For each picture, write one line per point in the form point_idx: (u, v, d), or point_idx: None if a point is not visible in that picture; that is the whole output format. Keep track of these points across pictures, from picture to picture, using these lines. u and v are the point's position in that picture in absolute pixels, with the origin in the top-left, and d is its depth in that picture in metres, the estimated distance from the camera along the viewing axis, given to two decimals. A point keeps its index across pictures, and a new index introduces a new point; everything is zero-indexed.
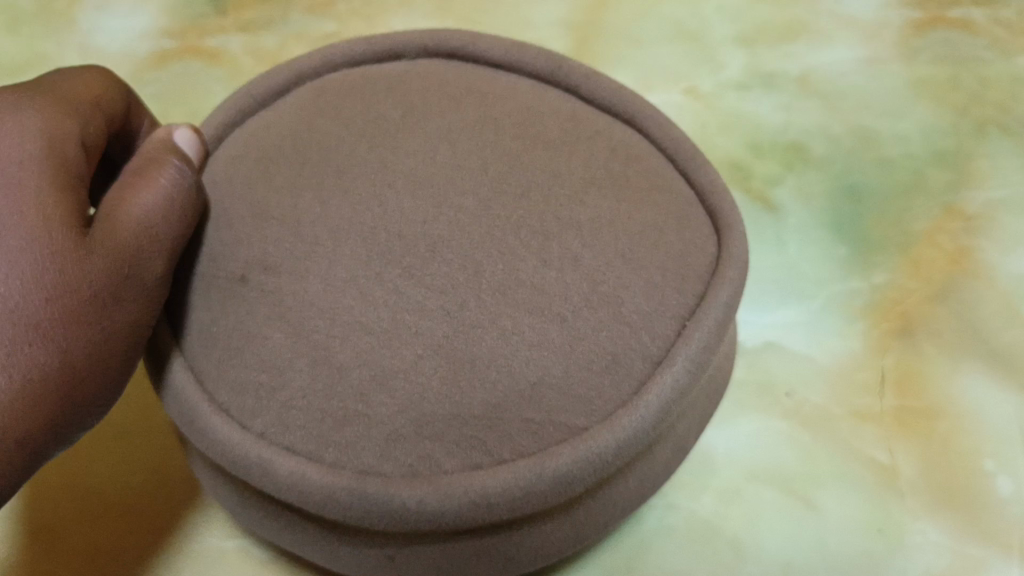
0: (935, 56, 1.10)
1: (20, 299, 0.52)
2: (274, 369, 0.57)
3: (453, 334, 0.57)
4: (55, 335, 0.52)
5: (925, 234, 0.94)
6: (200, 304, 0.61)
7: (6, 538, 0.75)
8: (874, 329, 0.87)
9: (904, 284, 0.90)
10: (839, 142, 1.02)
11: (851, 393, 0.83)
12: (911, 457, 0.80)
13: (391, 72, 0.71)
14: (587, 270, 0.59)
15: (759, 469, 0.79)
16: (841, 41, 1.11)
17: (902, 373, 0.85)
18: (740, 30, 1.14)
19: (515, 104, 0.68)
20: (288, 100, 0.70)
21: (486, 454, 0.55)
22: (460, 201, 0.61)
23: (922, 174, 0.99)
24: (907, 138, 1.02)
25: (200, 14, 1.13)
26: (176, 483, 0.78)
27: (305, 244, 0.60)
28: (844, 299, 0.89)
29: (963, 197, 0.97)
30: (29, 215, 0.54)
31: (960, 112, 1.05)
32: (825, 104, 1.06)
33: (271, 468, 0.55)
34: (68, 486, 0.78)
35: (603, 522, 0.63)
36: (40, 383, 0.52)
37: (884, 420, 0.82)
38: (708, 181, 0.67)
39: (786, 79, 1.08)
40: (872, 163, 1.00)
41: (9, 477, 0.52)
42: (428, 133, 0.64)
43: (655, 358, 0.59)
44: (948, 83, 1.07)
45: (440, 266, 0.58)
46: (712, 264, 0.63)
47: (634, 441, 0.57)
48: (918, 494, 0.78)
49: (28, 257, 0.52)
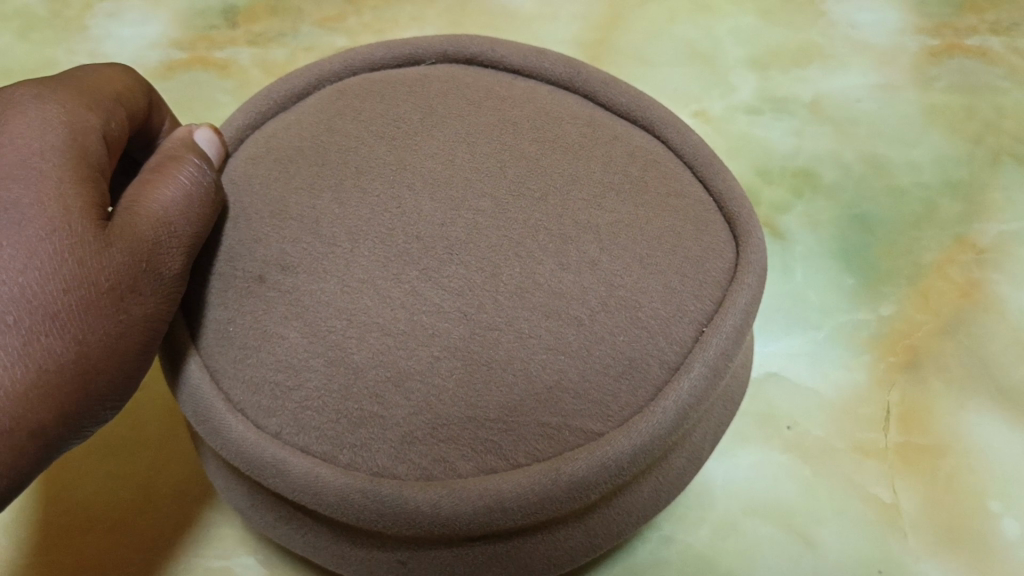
0: (950, 84, 1.13)
1: (38, 287, 0.51)
2: (290, 369, 0.57)
3: (469, 337, 0.56)
4: (72, 326, 0.52)
5: (934, 266, 0.95)
6: (216, 302, 0.61)
7: (20, 536, 0.76)
8: (881, 362, 0.88)
9: (913, 317, 0.91)
10: (850, 169, 1.04)
11: (856, 428, 0.84)
12: (916, 494, 0.80)
13: (411, 75, 0.71)
14: (605, 275, 0.59)
15: (757, 504, 0.80)
16: (857, 66, 1.14)
17: (907, 409, 0.85)
18: (752, 53, 1.16)
19: (534, 108, 0.68)
20: (308, 102, 0.70)
21: (502, 458, 0.55)
22: (478, 203, 0.61)
23: (934, 205, 1.01)
24: (919, 166, 1.04)
25: (211, 26, 1.15)
26: (188, 493, 0.78)
27: (323, 245, 0.60)
28: (851, 330, 0.91)
29: (975, 230, 0.99)
30: (49, 205, 0.54)
31: (974, 141, 1.07)
32: (836, 130, 1.08)
33: (285, 469, 0.55)
34: (82, 490, 0.79)
35: (618, 530, 0.63)
36: (56, 372, 0.52)
37: (887, 457, 0.83)
38: (727, 187, 0.67)
39: (798, 103, 1.11)
40: (885, 193, 1.02)
41: (21, 468, 0.52)
42: (447, 136, 0.64)
43: (672, 364, 0.58)
44: (963, 111, 1.10)
45: (457, 267, 0.58)
46: (730, 270, 0.63)
47: (651, 447, 0.56)
48: (920, 534, 0.78)
49: (47, 245, 0.52)
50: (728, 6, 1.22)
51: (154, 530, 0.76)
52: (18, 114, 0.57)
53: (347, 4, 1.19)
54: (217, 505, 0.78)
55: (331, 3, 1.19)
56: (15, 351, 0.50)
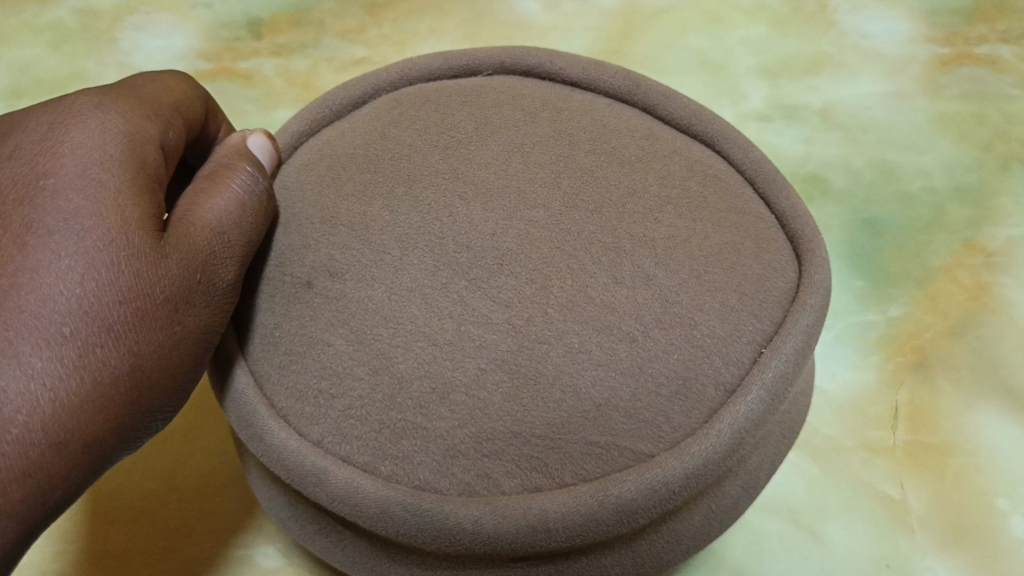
0: (960, 92, 1.08)
1: (96, 298, 0.52)
2: (335, 376, 0.56)
3: (517, 349, 0.55)
4: (127, 337, 0.52)
5: (943, 270, 0.92)
6: (265, 309, 0.60)
7: (71, 524, 0.78)
8: (888, 363, 0.85)
9: (921, 319, 0.88)
10: (859, 176, 1.01)
11: (862, 426, 0.82)
12: (922, 493, 0.78)
13: (468, 85, 0.70)
14: (660, 290, 0.57)
15: (767, 501, 0.78)
16: (868, 76, 1.10)
17: (914, 408, 0.83)
18: (762, 62, 1.13)
19: (591, 120, 0.66)
20: (363, 110, 0.70)
21: (547, 476, 0.53)
22: (531, 214, 0.59)
23: (943, 210, 0.97)
24: (929, 173, 1.00)
25: (236, 38, 1.16)
26: (232, 493, 0.80)
27: (372, 252, 0.59)
28: (859, 332, 0.88)
29: (984, 233, 0.95)
30: (109, 215, 0.54)
31: (983, 149, 1.03)
32: (845, 137, 1.04)
33: (326, 478, 0.54)
34: (131, 484, 0.81)
35: (666, 560, 0.60)
36: (111, 384, 0.52)
37: (895, 455, 0.80)
38: (791, 204, 0.64)
39: (808, 111, 1.07)
40: (894, 199, 0.98)
41: (75, 480, 0.52)
42: (501, 146, 0.63)
43: (728, 386, 0.55)
44: (973, 119, 1.06)
45: (508, 278, 0.57)
46: (792, 290, 0.60)
47: (705, 472, 0.53)
48: (927, 530, 0.76)
49: (106, 256, 0.52)
50: (739, 16, 1.18)
51: (197, 526, 0.78)
52: (78, 123, 0.57)
53: (366, 15, 1.20)
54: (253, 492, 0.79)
55: (352, 15, 1.20)
56: (71, 362, 0.50)
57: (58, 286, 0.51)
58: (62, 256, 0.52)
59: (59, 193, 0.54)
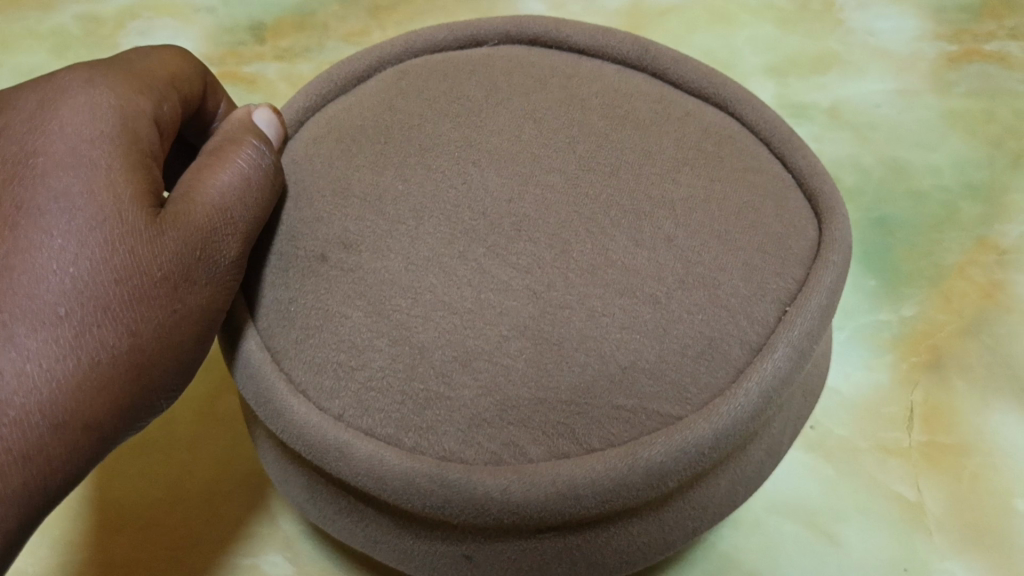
0: (969, 89, 1.07)
1: (90, 278, 0.50)
2: (354, 349, 0.55)
3: (539, 315, 0.54)
4: (124, 318, 0.51)
5: (956, 268, 0.91)
6: (275, 284, 0.59)
7: (71, 536, 0.77)
8: (903, 363, 0.85)
9: (935, 318, 0.87)
10: (869, 174, 1.00)
11: (877, 427, 0.81)
12: (940, 493, 0.77)
13: (474, 56, 0.69)
14: (681, 251, 0.56)
15: (780, 501, 0.77)
16: (874, 73, 1.10)
17: (930, 409, 0.82)
18: (769, 60, 1.12)
19: (602, 86, 0.65)
20: (368, 84, 0.69)
21: (575, 443, 0.52)
22: (547, 178, 0.58)
23: (955, 208, 0.96)
24: (939, 170, 1.00)
25: (239, 42, 1.15)
26: (234, 495, 0.78)
27: (387, 221, 0.58)
28: (872, 332, 0.87)
29: (996, 231, 0.94)
30: (101, 193, 0.52)
31: (994, 145, 1.02)
32: (855, 136, 1.03)
33: (348, 452, 0.52)
34: (130, 490, 0.79)
35: (693, 528, 0.59)
36: (109, 366, 0.50)
37: (911, 456, 0.79)
38: (809, 164, 0.63)
39: (817, 110, 1.06)
40: (905, 197, 0.97)
41: (77, 463, 0.50)
42: (513, 112, 0.62)
43: (754, 345, 0.55)
44: (981, 115, 1.05)
45: (526, 244, 0.56)
46: (813, 248, 0.59)
47: (733, 433, 0.52)
48: (945, 531, 0.75)
49: (98, 237, 0.51)
50: (745, 14, 1.17)
51: (201, 530, 0.76)
52: (68, 99, 0.55)
53: (370, 19, 1.18)
54: (264, 490, 0.79)
55: (356, 18, 1.18)
56: (67, 344, 0.49)
57: (51, 267, 0.50)
58: (54, 236, 0.50)
59: (49, 172, 0.52)
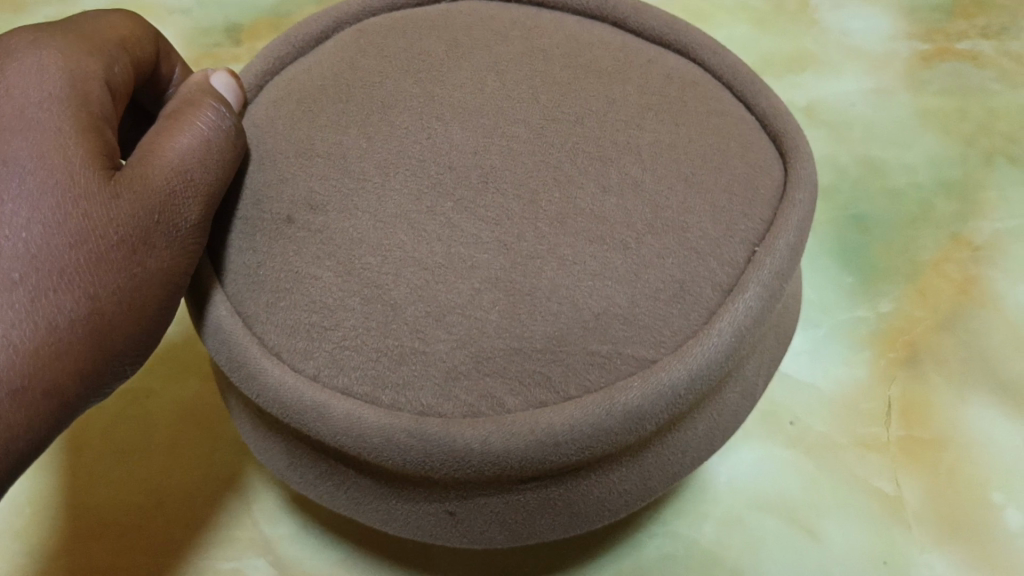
0: (941, 87, 1.08)
1: (42, 243, 0.49)
2: (324, 308, 0.55)
3: (510, 267, 0.54)
4: (81, 282, 0.50)
5: (933, 262, 0.92)
6: (242, 246, 0.58)
7: (46, 542, 0.76)
8: (881, 359, 0.85)
9: (910, 314, 0.88)
10: (845, 172, 1.00)
11: (854, 423, 0.81)
12: (919, 488, 0.77)
13: (432, 13, 0.68)
14: (648, 195, 0.56)
15: (759, 499, 0.77)
16: (850, 72, 1.10)
17: (908, 403, 0.82)
18: (747, 61, 1.12)
19: (563, 37, 0.65)
20: (326, 46, 0.68)
21: (551, 391, 0.52)
22: (511, 129, 0.58)
23: (930, 205, 0.97)
24: (915, 169, 1.00)
25: (215, 44, 1.13)
26: (211, 485, 0.79)
27: (352, 179, 0.57)
28: (850, 328, 0.88)
29: (972, 226, 0.95)
30: (51, 157, 0.51)
31: (968, 143, 1.03)
32: (832, 133, 1.04)
33: (326, 412, 0.52)
34: (106, 490, 0.79)
35: (675, 472, 0.60)
36: (65, 333, 0.49)
37: (889, 450, 0.80)
38: (772, 104, 0.64)
39: (791, 108, 1.06)
40: (881, 194, 0.98)
41: (41, 434, 0.50)
42: (475, 66, 0.62)
43: (725, 286, 0.55)
44: (955, 113, 1.06)
45: (493, 197, 0.56)
46: (779, 186, 0.60)
47: (709, 373, 0.53)
48: (927, 527, 0.75)
49: (50, 201, 0.50)
50: (722, 15, 1.17)
51: (179, 523, 0.76)
52: (15, 62, 0.54)
53: None
54: (242, 483, 0.79)
55: None
56: (17, 315, 0.48)
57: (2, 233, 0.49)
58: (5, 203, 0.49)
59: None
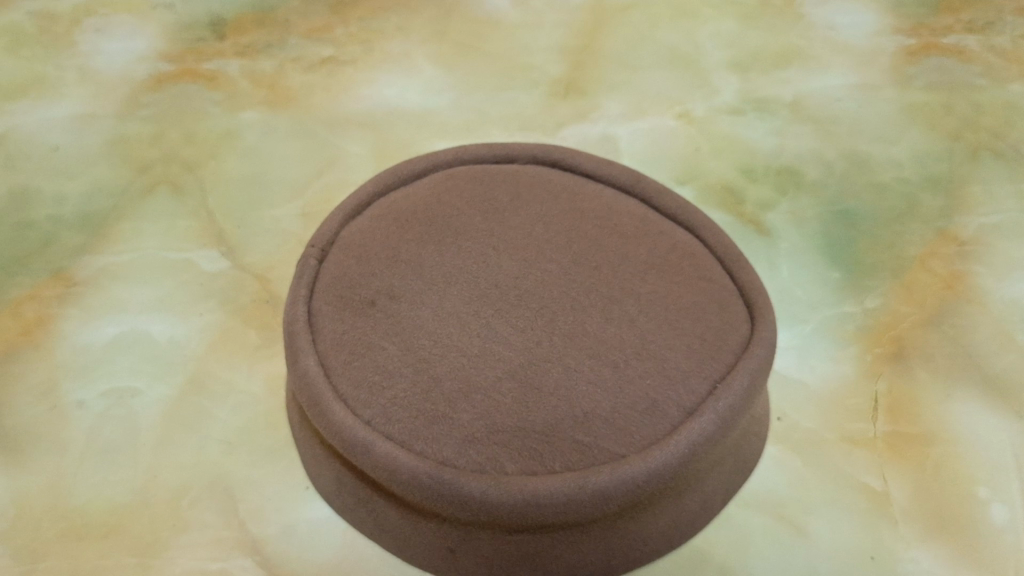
0: (927, 83, 1.25)
1: None
2: (386, 372, 0.72)
3: (526, 365, 0.72)
4: None
5: (916, 260, 1.03)
6: (332, 315, 0.77)
7: None
8: (867, 354, 0.94)
9: (897, 309, 0.98)
10: (832, 169, 1.14)
11: (844, 419, 0.89)
12: (904, 484, 0.85)
13: (506, 170, 0.89)
14: (640, 331, 0.74)
15: (747, 495, 0.84)
16: (837, 68, 1.28)
17: (893, 399, 0.91)
18: (733, 55, 1.30)
19: (601, 203, 0.85)
20: (423, 181, 0.88)
21: (542, 465, 0.68)
22: (547, 265, 0.78)
23: (915, 201, 1.10)
24: (900, 163, 1.15)
25: (198, 38, 1.31)
26: None
27: (424, 283, 0.78)
28: (837, 324, 0.97)
29: (957, 223, 1.07)
30: None
31: (954, 138, 1.18)
32: (817, 129, 1.19)
33: (371, 447, 0.69)
34: None
35: (633, 557, 0.75)
36: None
37: (875, 446, 0.87)
38: (752, 280, 0.80)
39: (779, 103, 1.23)
40: (867, 191, 1.12)
41: None
42: (531, 214, 0.83)
43: (688, 409, 0.71)
44: (940, 107, 1.22)
45: (522, 313, 0.75)
46: (744, 342, 0.76)
47: (664, 472, 0.68)
48: (909, 521, 0.82)
49: None
50: (708, 10, 1.37)
51: None
52: None
53: (332, 15, 1.36)
54: None
55: (318, 16, 1.36)
56: None
57: None
58: None
59: None
